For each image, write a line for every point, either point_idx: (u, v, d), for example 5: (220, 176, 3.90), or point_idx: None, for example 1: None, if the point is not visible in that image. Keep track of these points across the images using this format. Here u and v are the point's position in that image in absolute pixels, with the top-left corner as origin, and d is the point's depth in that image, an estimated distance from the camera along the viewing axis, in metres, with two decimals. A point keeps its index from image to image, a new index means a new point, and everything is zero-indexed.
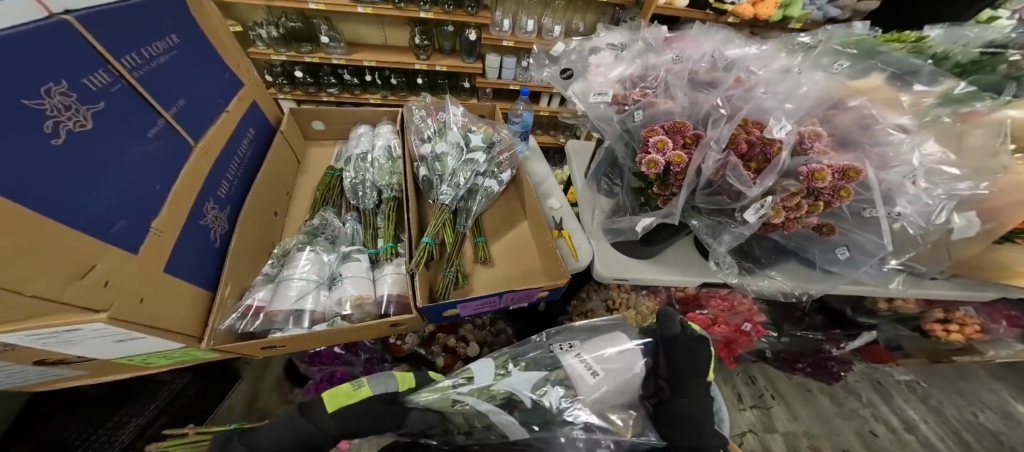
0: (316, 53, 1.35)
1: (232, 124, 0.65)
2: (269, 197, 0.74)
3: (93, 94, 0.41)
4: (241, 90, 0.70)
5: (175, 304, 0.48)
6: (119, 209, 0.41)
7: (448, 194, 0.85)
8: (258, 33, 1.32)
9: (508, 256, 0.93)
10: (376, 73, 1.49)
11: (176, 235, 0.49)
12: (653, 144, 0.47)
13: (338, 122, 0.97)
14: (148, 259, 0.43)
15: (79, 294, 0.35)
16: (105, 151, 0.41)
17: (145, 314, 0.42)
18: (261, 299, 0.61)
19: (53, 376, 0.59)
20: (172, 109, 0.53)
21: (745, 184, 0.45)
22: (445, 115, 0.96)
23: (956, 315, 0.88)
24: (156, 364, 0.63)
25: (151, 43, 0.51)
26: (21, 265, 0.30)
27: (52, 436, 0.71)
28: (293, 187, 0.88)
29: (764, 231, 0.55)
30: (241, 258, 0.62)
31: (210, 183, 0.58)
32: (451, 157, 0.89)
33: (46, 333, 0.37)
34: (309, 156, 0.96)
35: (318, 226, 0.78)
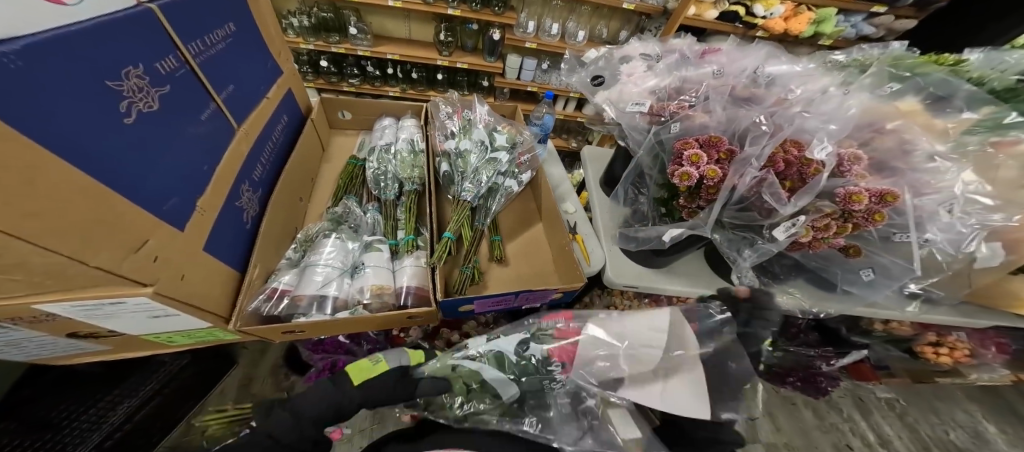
0: (342, 44, 1.37)
1: (271, 111, 0.66)
2: (296, 183, 0.75)
3: (162, 78, 0.42)
4: (280, 77, 0.71)
5: (208, 284, 0.49)
6: (173, 187, 0.42)
7: (470, 192, 0.86)
8: (289, 21, 1.32)
9: (523, 256, 0.94)
10: (398, 66, 1.50)
11: (216, 216, 0.50)
12: (688, 158, 0.48)
13: (363, 112, 0.98)
14: (192, 238, 0.44)
15: (135, 268, 0.36)
16: (165, 133, 0.42)
17: (184, 290, 0.43)
18: (286, 283, 0.62)
19: (78, 350, 0.61)
20: (223, 94, 0.53)
21: (779, 202, 0.46)
22: (470, 113, 0.97)
23: (948, 339, 0.93)
24: (182, 343, 0.64)
25: (213, 30, 0.52)
26: (85, 234, 0.31)
27: (39, 416, 0.72)
28: (316, 175, 0.89)
29: (788, 249, 0.56)
30: (270, 242, 0.63)
31: (248, 167, 0.59)
32: (473, 155, 0.89)
33: (91, 304, 0.38)
34: (333, 145, 0.97)
35: (341, 214, 0.79)
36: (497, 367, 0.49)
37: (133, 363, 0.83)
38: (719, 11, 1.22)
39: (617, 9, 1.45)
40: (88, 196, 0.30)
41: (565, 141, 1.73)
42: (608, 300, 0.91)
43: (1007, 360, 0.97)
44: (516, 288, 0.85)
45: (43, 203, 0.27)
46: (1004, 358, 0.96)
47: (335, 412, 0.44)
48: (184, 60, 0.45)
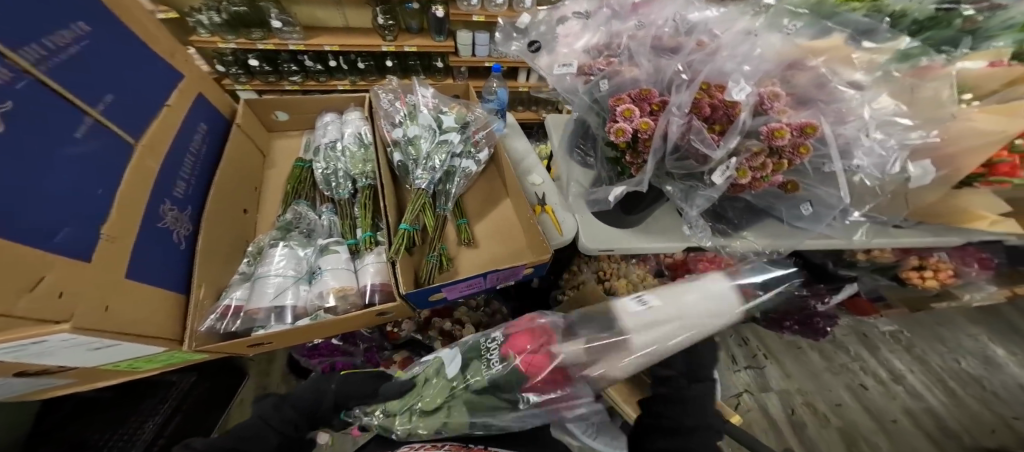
0: (268, 40, 1.29)
1: (176, 120, 0.64)
2: (234, 193, 0.73)
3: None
4: (181, 82, 0.68)
5: (141, 309, 0.49)
6: (61, 216, 0.40)
7: (423, 178, 0.83)
8: (197, 19, 1.24)
9: (493, 236, 0.93)
10: (341, 57, 1.44)
11: (132, 241, 0.50)
12: (620, 112, 0.47)
13: (303, 110, 0.95)
14: (101, 266, 0.43)
15: (34, 307, 0.34)
16: (30, 157, 0.39)
17: (112, 321, 0.43)
18: (238, 298, 0.61)
19: (43, 385, 0.59)
20: (99, 106, 0.50)
21: (709, 148, 0.47)
22: (414, 97, 0.93)
23: (930, 261, 0.93)
24: (150, 368, 0.63)
25: (54, 32, 0.46)
26: None
27: (78, 436, 0.88)
28: (261, 182, 0.87)
29: (734, 192, 0.56)
30: (213, 256, 0.62)
31: (162, 182, 0.58)
32: (424, 140, 0.86)
33: (8, 349, 0.35)
34: (273, 150, 0.94)
35: (292, 220, 0.77)
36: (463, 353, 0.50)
37: (145, 386, 1.00)
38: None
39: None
40: None
41: (536, 114, 1.69)
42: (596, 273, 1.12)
43: (992, 276, 0.98)
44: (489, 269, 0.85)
45: None
46: (988, 274, 0.97)
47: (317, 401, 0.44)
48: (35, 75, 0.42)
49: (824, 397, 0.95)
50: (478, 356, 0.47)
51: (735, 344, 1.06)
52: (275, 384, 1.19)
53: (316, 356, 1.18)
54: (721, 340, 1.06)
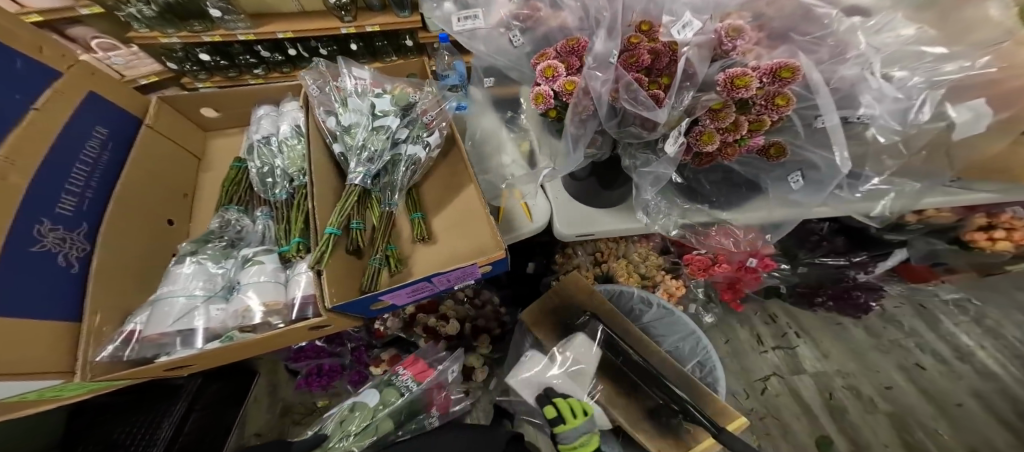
0: (213, 31, 1.25)
1: (53, 128, 0.61)
2: (147, 203, 0.71)
3: None
4: (55, 84, 0.64)
5: (16, 345, 0.43)
6: None
7: (358, 173, 0.73)
8: (128, 13, 1.19)
9: (452, 228, 0.82)
10: (299, 45, 1.36)
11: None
12: (540, 73, 0.41)
13: (234, 108, 0.91)
14: None
15: None
16: None
17: None
18: (141, 322, 0.56)
19: None
20: None
21: (652, 114, 0.38)
22: (343, 82, 0.84)
23: (1002, 219, 0.76)
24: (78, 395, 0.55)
25: None
26: None
27: (105, 438, 0.91)
28: (194, 188, 0.86)
29: (701, 164, 0.47)
30: (115, 274, 0.59)
31: (36, 199, 0.55)
32: (360, 128, 0.78)
33: None
34: (209, 151, 0.91)
35: (220, 227, 0.74)
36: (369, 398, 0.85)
37: (156, 392, 0.99)
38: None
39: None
40: None
41: None
42: (592, 255, 1.02)
43: None
44: (443, 268, 0.76)
45: None
46: None
47: None
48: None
49: (872, 378, 1.04)
50: (390, 385, 0.88)
51: (763, 323, 1.14)
52: (284, 385, 1.20)
53: (302, 358, 1.11)
54: (747, 322, 1.14)
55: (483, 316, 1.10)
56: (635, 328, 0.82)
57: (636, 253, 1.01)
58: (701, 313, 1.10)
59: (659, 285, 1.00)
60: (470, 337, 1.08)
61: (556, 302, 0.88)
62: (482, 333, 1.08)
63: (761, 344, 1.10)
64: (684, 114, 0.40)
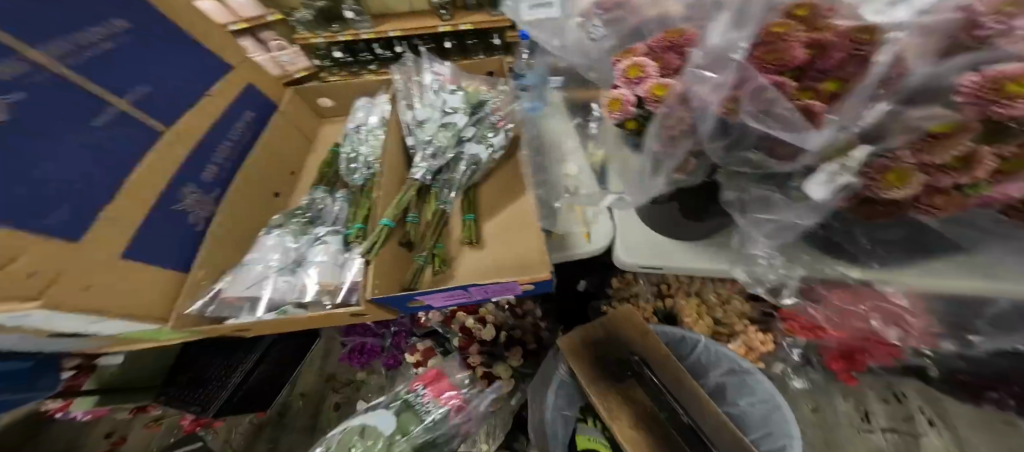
0: (346, 31, 1.37)
1: (217, 108, 0.71)
2: (265, 177, 0.79)
3: (5, 84, 0.40)
4: (229, 73, 0.75)
5: (131, 291, 0.51)
6: (58, 199, 0.44)
7: (420, 169, 0.77)
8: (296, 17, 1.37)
9: (503, 236, 0.79)
10: (405, 43, 1.49)
11: (142, 221, 0.55)
12: (620, 72, 0.34)
13: (342, 98, 0.97)
14: (94, 246, 0.47)
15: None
16: (35, 145, 0.43)
17: (93, 300, 0.46)
18: (226, 284, 0.64)
19: (85, 345, 0.64)
20: (127, 96, 0.56)
21: (798, 136, 0.29)
22: (422, 77, 0.86)
23: None
24: (171, 339, 0.66)
25: (89, 29, 0.52)
26: None
27: (200, 372, 1.04)
28: (303, 166, 0.93)
29: (875, 212, 0.34)
30: (226, 236, 0.68)
31: (189, 168, 0.64)
32: (430, 123, 0.81)
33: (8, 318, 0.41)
34: (320, 134, 0.99)
35: (308, 204, 0.81)
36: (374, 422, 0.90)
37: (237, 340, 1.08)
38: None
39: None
40: None
41: None
42: (656, 286, 0.87)
43: None
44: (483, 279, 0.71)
45: None
46: None
47: None
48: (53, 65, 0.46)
49: None
50: (409, 408, 0.91)
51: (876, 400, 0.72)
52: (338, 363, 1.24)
53: (352, 333, 1.19)
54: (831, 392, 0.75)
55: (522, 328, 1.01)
56: (693, 382, 0.62)
57: (714, 295, 0.81)
58: (789, 376, 0.76)
59: (737, 337, 0.77)
60: (502, 348, 0.98)
61: (601, 332, 0.72)
62: (515, 345, 0.98)
63: (865, 419, 0.71)
64: (856, 137, 0.29)
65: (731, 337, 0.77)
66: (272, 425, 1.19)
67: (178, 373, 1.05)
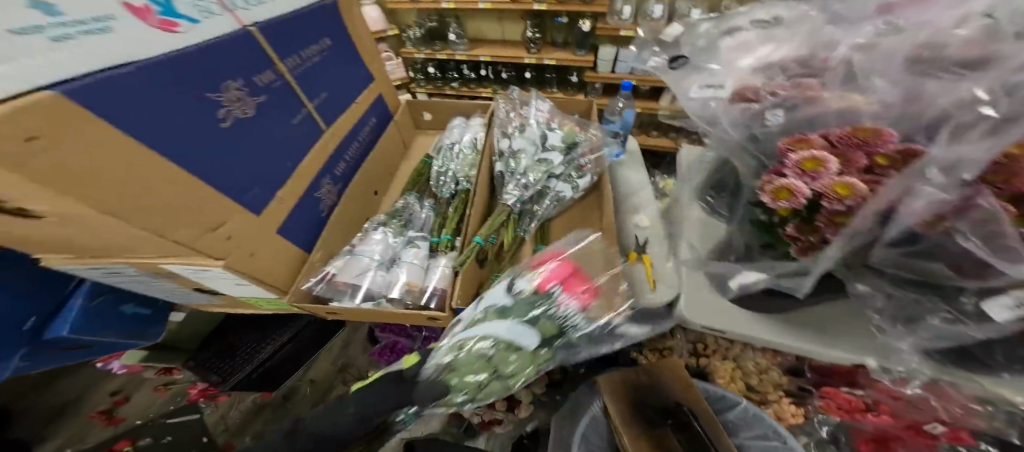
0: (444, 50, 1.61)
1: (359, 113, 0.87)
2: (371, 177, 0.89)
3: (259, 89, 0.57)
4: (371, 84, 0.92)
5: (272, 261, 0.62)
6: (255, 179, 0.57)
7: (512, 195, 0.82)
8: (408, 34, 1.63)
9: None
10: (490, 68, 1.67)
11: (295, 203, 0.67)
12: (798, 162, 0.32)
13: (440, 113, 1.09)
14: (268, 218, 0.60)
15: (204, 242, 0.49)
16: (257, 133, 0.57)
17: (253, 262, 0.57)
18: (335, 268, 0.71)
19: (200, 301, 0.71)
20: (314, 100, 0.72)
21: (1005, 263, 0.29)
22: (529, 110, 0.94)
23: None
24: (267, 307, 0.74)
25: (308, 47, 0.69)
26: (166, 217, 0.44)
27: (234, 341, 1.10)
28: (398, 169, 1.03)
29: None
30: (342, 224, 0.78)
31: (331, 162, 0.77)
32: (525, 155, 0.86)
33: (194, 269, 0.53)
34: (415, 142, 1.11)
35: (400, 208, 0.87)
36: (508, 321, 0.53)
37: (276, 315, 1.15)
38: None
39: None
40: (174, 184, 0.44)
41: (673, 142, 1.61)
42: (691, 343, 0.80)
43: None
44: None
45: (116, 195, 0.38)
46: None
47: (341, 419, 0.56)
48: (284, 74, 0.62)
49: None
50: (544, 312, 0.54)
51: None
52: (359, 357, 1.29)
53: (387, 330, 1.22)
54: None
55: None
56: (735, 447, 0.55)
57: (752, 362, 0.74)
58: None
59: (768, 407, 0.69)
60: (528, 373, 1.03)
61: (643, 378, 0.69)
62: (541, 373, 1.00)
63: None
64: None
65: (761, 407, 0.70)
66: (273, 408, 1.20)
67: (221, 333, 1.13)
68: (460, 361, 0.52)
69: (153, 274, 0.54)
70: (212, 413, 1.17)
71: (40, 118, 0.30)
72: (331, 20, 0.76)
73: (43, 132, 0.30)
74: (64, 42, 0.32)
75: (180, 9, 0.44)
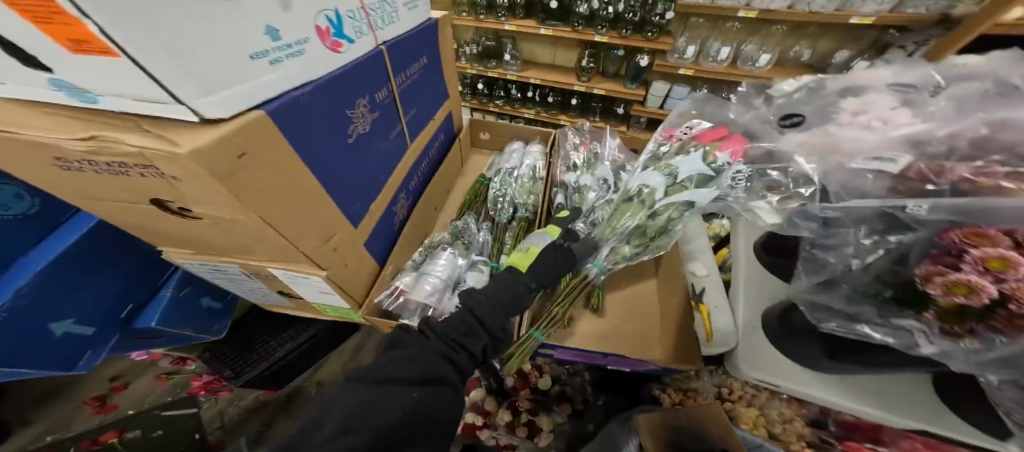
0: (497, 69, 1.66)
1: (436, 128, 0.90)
2: (435, 195, 0.90)
3: (377, 105, 0.60)
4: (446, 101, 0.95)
5: (359, 272, 0.63)
6: (362, 194, 0.59)
7: (581, 229, 0.73)
8: (463, 50, 1.67)
9: (626, 313, 0.86)
10: (537, 90, 1.72)
11: (383, 217, 0.68)
12: (971, 261, 0.33)
13: (499, 134, 1.11)
14: (365, 231, 0.61)
15: (318, 253, 0.50)
16: (370, 147, 0.59)
17: (345, 273, 0.58)
18: (405, 284, 0.69)
19: (272, 302, 0.70)
20: (410, 116, 0.75)
21: None
22: (599, 147, 0.95)
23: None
24: (331, 315, 0.74)
25: (414, 65, 0.73)
26: (297, 229, 0.45)
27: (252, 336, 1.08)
28: (452, 187, 1.04)
29: None
30: (412, 238, 0.79)
31: (412, 177, 0.79)
32: (592, 191, 0.81)
33: (293, 276, 0.53)
34: (470, 161, 1.13)
35: (461, 229, 0.84)
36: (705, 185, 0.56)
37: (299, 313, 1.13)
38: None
39: (830, 29, 1.30)
40: (309, 198, 0.45)
41: None
42: (717, 387, 0.85)
43: None
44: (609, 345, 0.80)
45: (274, 207, 0.40)
46: None
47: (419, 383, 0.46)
48: (394, 92, 0.65)
49: None
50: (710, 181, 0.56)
51: None
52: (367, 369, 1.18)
53: None
54: None
55: (572, 386, 1.02)
56: None
57: (777, 411, 0.79)
58: None
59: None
60: (552, 400, 1.00)
61: (683, 420, 0.62)
62: (564, 401, 1.00)
63: None
64: None
65: None
66: (275, 407, 1.12)
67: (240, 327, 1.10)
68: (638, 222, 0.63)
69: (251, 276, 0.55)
70: (211, 407, 1.11)
71: (248, 133, 0.33)
72: (434, 42, 0.80)
73: (250, 147, 0.34)
74: (279, 65, 0.37)
75: (347, 30, 0.48)
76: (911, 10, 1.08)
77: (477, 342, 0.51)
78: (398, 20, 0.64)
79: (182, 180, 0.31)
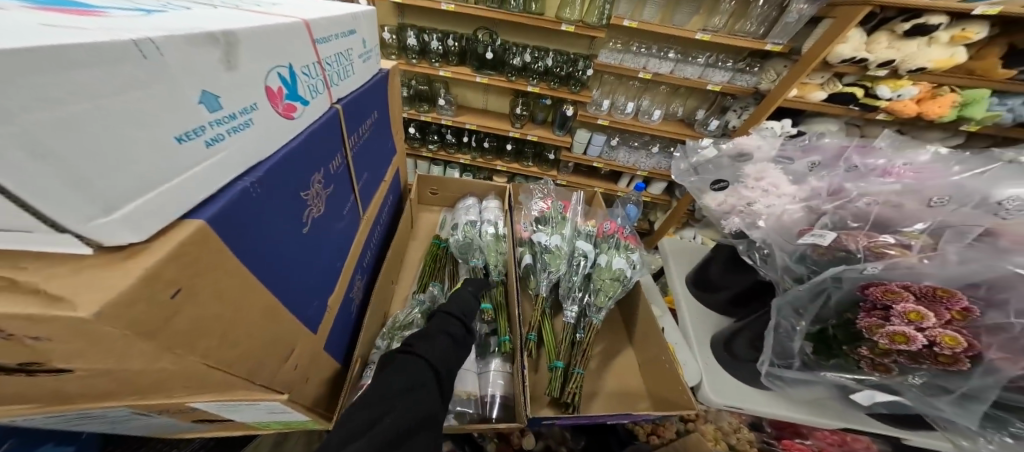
0: (431, 113, 1.63)
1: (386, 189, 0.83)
2: (393, 267, 0.83)
3: (332, 177, 0.55)
4: (394, 157, 0.89)
5: (313, 372, 0.54)
6: (313, 287, 0.52)
7: (572, 313, 0.85)
8: None
9: (610, 365, 0.92)
10: (472, 136, 1.75)
11: (336, 300, 0.60)
12: (901, 314, 0.50)
13: (448, 191, 1.07)
14: (315, 324, 0.53)
15: (255, 370, 0.40)
16: (324, 225, 0.54)
17: (293, 377, 0.48)
18: None
19: (175, 429, 0.50)
20: (362, 180, 0.68)
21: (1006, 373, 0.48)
22: (561, 205, 1.00)
23: None
24: (268, 429, 0.57)
25: (366, 121, 0.67)
26: (233, 348, 0.36)
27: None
28: (405, 256, 0.97)
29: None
30: (374, 320, 0.71)
31: (364, 248, 0.72)
32: (564, 255, 0.89)
33: (233, 405, 0.40)
34: (420, 219, 1.06)
35: (429, 303, 0.76)
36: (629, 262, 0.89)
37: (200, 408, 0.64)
38: (828, 93, 1.06)
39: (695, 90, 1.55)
40: (255, 308, 0.39)
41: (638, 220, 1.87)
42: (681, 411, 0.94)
43: None
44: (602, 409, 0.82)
45: (200, 334, 0.31)
46: None
47: (408, 384, 0.46)
48: (349, 157, 0.60)
49: None
50: (628, 252, 0.90)
51: None
52: None
53: None
54: None
55: (552, 439, 0.94)
56: None
57: (728, 423, 0.94)
58: None
59: None
60: None
61: None
62: None
63: None
64: None
65: None
66: None
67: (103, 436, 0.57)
68: (602, 282, 0.86)
69: (148, 413, 0.39)
70: None
71: (178, 264, 0.27)
72: (383, 94, 0.75)
73: (184, 282, 0.28)
74: (215, 145, 0.32)
75: (301, 91, 0.45)
76: (738, 83, 1.29)
77: (456, 328, 0.58)
78: (352, 74, 0.60)
79: (56, 331, 0.22)
